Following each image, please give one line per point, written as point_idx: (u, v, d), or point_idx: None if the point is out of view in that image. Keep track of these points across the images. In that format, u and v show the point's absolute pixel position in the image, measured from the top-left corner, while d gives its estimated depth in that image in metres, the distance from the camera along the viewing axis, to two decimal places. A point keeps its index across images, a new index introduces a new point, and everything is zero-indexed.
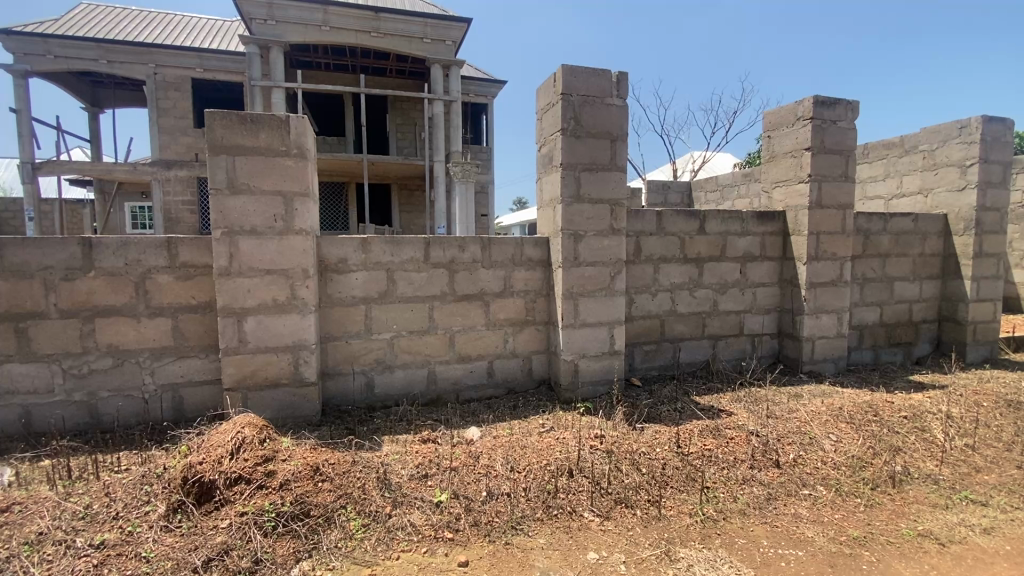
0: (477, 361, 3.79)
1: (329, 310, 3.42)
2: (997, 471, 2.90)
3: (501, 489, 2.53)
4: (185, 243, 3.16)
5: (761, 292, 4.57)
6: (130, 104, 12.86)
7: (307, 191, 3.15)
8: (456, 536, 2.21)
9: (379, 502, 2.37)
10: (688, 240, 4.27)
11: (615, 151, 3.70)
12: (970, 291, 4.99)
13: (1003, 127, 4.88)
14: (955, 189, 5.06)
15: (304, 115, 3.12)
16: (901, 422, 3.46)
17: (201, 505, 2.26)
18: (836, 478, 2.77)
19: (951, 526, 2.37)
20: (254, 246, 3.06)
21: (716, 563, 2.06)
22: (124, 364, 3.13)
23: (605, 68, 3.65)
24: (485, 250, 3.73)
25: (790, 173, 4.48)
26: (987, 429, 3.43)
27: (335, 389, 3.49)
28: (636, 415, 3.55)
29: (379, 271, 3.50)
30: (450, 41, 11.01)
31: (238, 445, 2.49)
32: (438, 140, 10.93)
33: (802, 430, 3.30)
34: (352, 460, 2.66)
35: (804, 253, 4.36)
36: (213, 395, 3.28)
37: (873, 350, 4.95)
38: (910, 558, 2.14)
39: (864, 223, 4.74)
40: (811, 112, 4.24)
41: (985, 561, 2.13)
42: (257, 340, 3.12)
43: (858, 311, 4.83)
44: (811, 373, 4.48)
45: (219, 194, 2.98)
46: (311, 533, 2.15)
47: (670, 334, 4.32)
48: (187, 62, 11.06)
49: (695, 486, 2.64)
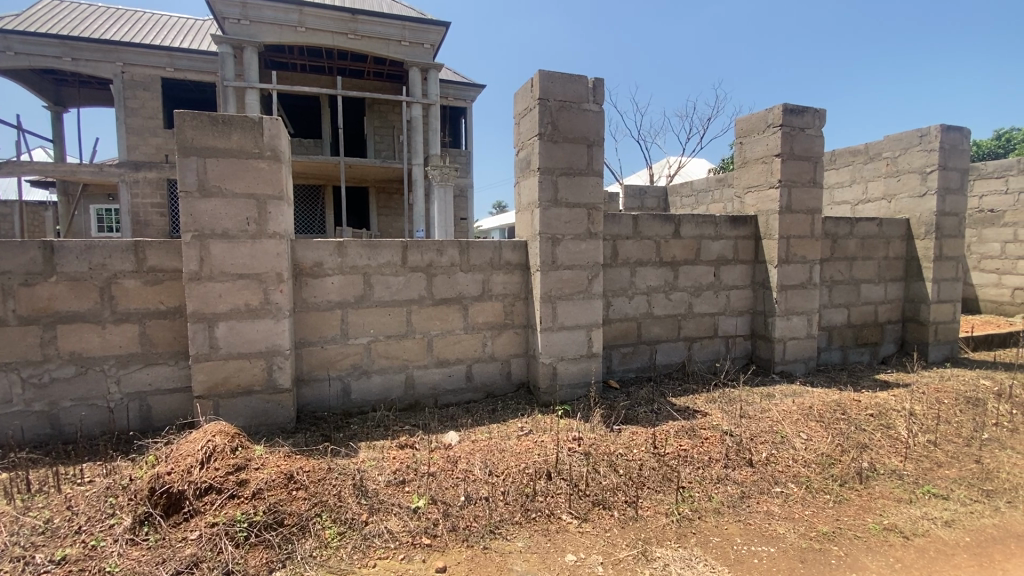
0: (456, 365, 3.78)
1: (304, 315, 3.36)
2: (958, 466, 3.02)
3: (479, 493, 2.52)
4: (154, 246, 3.07)
5: (734, 295, 4.67)
6: (95, 103, 12.49)
7: (281, 193, 3.09)
8: (434, 542, 2.20)
9: (356, 509, 2.33)
10: (663, 244, 4.34)
11: (592, 157, 3.75)
12: (932, 293, 5.19)
13: (960, 136, 5.10)
14: (916, 195, 5.27)
15: (278, 117, 3.06)
16: (867, 420, 3.58)
17: (169, 517, 2.19)
18: (806, 475, 2.85)
19: (914, 519, 2.45)
20: (225, 250, 2.99)
21: (691, 561, 2.10)
22: (88, 372, 3.02)
23: (581, 75, 3.70)
24: (463, 254, 3.72)
25: (761, 178, 4.60)
26: (948, 426, 3.57)
27: (311, 395, 3.43)
28: (614, 416, 3.60)
29: (355, 275, 3.46)
30: (429, 44, 10.99)
31: (208, 454, 2.45)
32: (417, 143, 10.87)
33: (773, 429, 3.38)
34: (327, 468, 2.62)
35: (775, 256, 4.48)
36: (183, 403, 3.19)
37: (841, 351, 5.11)
38: (876, 552, 2.21)
39: (832, 227, 4.90)
40: (781, 120, 4.36)
41: (946, 552, 2.22)
42: (229, 346, 3.04)
43: (827, 313, 4.98)
44: (782, 373, 4.60)
45: (189, 196, 2.91)
46: (285, 543, 2.10)
47: (647, 336, 4.38)
48: (156, 61, 10.78)
49: (671, 486, 2.68)
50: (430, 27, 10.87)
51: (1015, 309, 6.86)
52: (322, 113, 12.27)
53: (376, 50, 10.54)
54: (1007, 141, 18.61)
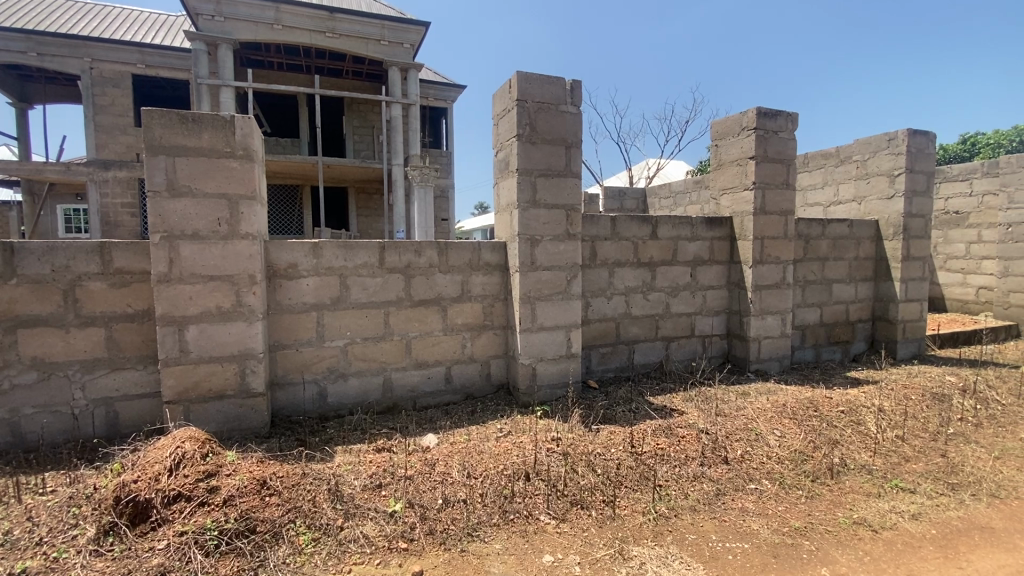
0: (435, 367, 3.76)
1: (278, 318, 3.30)
2: (924, 460, 3.11)
3: (457, 496, 2.50)
4: (121, 247, 2.99)
5: (710, 295, 4.74)
6: (63, 100, 12.10)
7: (254, 193, 3.03)
8: (411, 546, 2.17)
9: (331, 515, 2.30)
10: (641, 245, 4.38)
11: (570, 158, 3.77)
12: (900, 292, 5.35)
13: (926, 140, 5.25)
14: (885, 197, 5.42)
15: (250, 116, 3.00)
16: (839, 416, 3.67)
17: (136, 527, 2.13)
18: (780, 472, 2.90)
19: (883, 513, 2.52)
20: (195, 251, 2.92)
21: (667, 559, 2.12)
22: (51, 378, 2.91)
23: (559, 76, 3.71)
24: (441, 255, 3.70)
25: (736, 180, 4.68)
26: (915, 421, 3.68)
27: (286, 399, 3.37)
28: (592, 416, 3.62)
29: (331, 277, 3.41)
30: (408, 43, 10.91)
31: (177, 461, 2.38)
32: (397, 143, 10.78)
33: (748, 427, 3.44)
34: (302, 473, 2.57)
35: (750, 257, 4.56)
36: (152, 408, 3.10)
37: (814, 349, 5.22)
38: (846, 545, 2.26)
39: (805, 228, 5.02)
40: (755, 123, 4.44)
41: (912, 544, 2.28)
42: (200, 350, 2.97)
43: (800, 312, 5.09)
44: (757, 372, 4.69)
45: (157, 196, 2.83)
46: (257, 550, 2.06)
47: (626, 336, 4.42)
48: (126, 57, 10.49)
49: (648, 484, 2.70)
50: (409, 27, 10.80)
51: (979, 308, 7.11)
52: (300, 113, 12.10)
53: (355, 49, 10.43)
54: (972, 144, 19.30)
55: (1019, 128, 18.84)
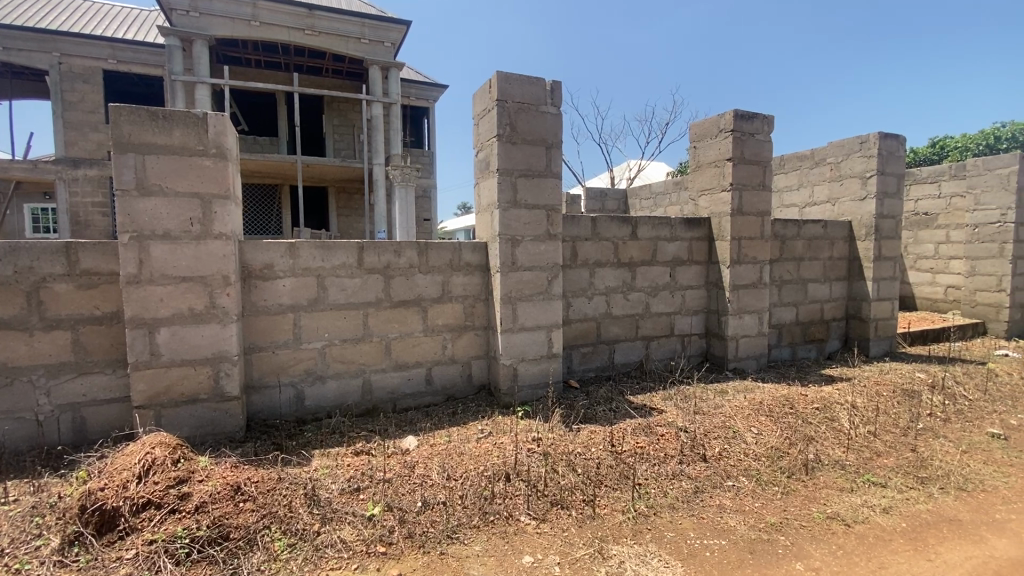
0: (415, 369, 3.73)
1: (254, 319, 3.24)
2: (895, 455, 3.19)
3: (437, 498, 2.48)
4: (88, 248, 2.89)
5: (689, 295, 4.80)
6: (30, 95, 11.70)
7: (227, 192, 2.97)
8: (389, 550, 2.15)
9: (307, 520, 2.26)
10: (621, 245, 4.41)
11: (550, 159, 3.78)
12: (872, 291, 5.48)
13: (897, 143, 5.40)
14: (858, 198, 5.55)
15: (224, 113, 2.94)
16: (813, 413, 3.75)
17: (103, 536, 2.06)
18: (756, 468, 2.95)
19: (855, 507, 2.58)
20: (166, 252, 2.84)
21: (646, 558, 2.13)
22: (14, 383, 2.81)
23: (538, 77, 3.71)
24: (421, 255, 3.67)
25: (714, 181, 4.75)
26: (887, 417, 3.78)
27: (261, 403, 3.31)
28: (573, 415, 3.63)
29: (308, 277, 3.36)
30: (389, 42, 10.80)
31: (147, 467, 2.32)
32: (378, 142, 10.68)
33: (726, 425, 3.48)
34: (278, 477, 2.52)
35: (727, 257, 4.63)
36: (121, 413, 3.01)
37: (790, 348, 5.33)
38: (820, 540, 2.31)
39: (781, 229, 5.12)
40: (732, 125, 4.51)
41: (884, 538, 2.34)
42: (173, 353, 2.89)
43: (777, 311, 5.19)
44: (735, 370, 4.76)
45: (125, 195, 2.75)
46: (230, 558, 2.01)
47: (606, 336, 4.44)
48: (97, 52, 10.20)
49: (628, 483, 2.72)
50: (390, 25, 10.71)
51: (947, 306, 7.33)
52: (278, 111, 11.90)
53: (335, 47, 10.30)
54: (941, 148, 19.91)
55: (985, 132, 19.44)
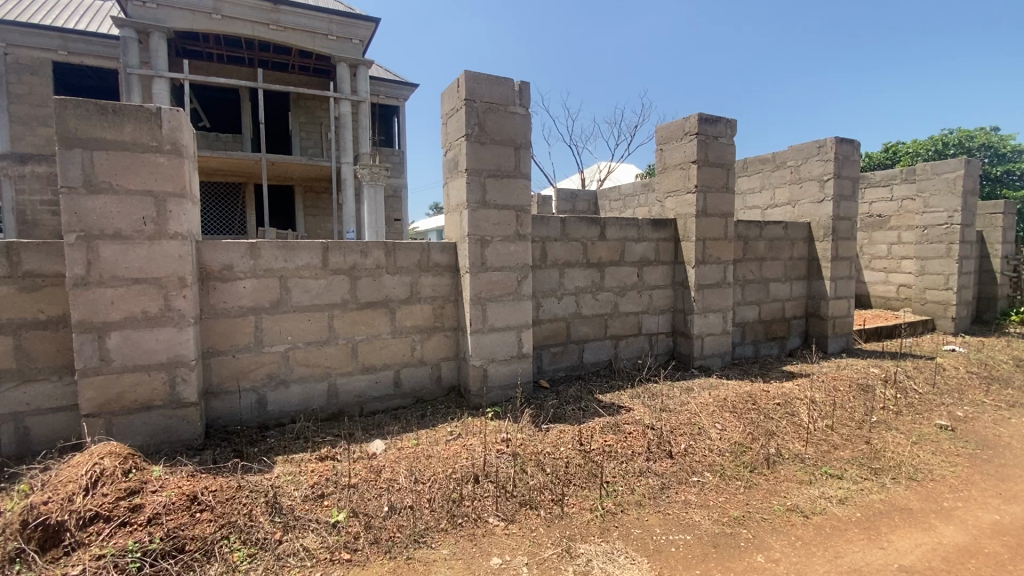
0: (382, 371, 3.67)
1: (213, 323, 3.13)
2: (851, 447, 3.32)
3: (404, 502, 2.44)
4: (31, 248, 2.74)
5: (656, 294, 4.88)
6: None
7: (183, 191, 2.85)
8: (354, 557, 2.10)
9: (268, 529, 2.19)
10: (590, 245, 4.45)
11: (519, 159, 3.78)
12: (829, 290, 5.69)
13: (851, 148, 5.63)
14: (816, 201, 5.76)
15: (179, 108, 2.82)
16: (775, 408, 3.87)
17: (47, 552, 1.95)
18: (721, 464, 3.02)
19: (814, 499, 2.67)
20: (117, 252, 2.72)
21: (614, 555, 2.16)
22: None
23: (506, 77, 3.71)
24: (388, 256, 3.62)
25: (680, 183, 4.84)
26: (843, 410, 3.93)
27: (221, 409, 3.20)
28: (543, 415, 3.64)
29: (270, 279, 3.26)
30: (358, 39, 10.60)
31: (95, 479, 2.21)
32: (346, 141, 10.48)
33: (692, 422, 3.56)
34: (237, 486, 2.44)
35: (692, 257, 4.73)
36: (69, 423, 2.86)
37: (753, 345, 5.48)
38: (780, 531, 2.38)
39: (744, 230, 5.26)
40: (696, 129, 4.62)
41: (840, 528, 2.43)
42: (125, 358, 2.77)
43: (740, 310, 5.33)
44: (701, 368, 4.87)
45: (72, 193, 2.61)
46: (186, 571, 1.93)
47: (576, 335, 4.48)
48: (46, 43, 9.71)
49: (596, 481, 2.74)
50: (359, 22, 10.50)
51: (899, 304, 7.69)
52: (242, 108, 11.56)
53: (301, 43, 10.06)
54: (894, 152, 20.86)
55: (934, 138, 20.46)
